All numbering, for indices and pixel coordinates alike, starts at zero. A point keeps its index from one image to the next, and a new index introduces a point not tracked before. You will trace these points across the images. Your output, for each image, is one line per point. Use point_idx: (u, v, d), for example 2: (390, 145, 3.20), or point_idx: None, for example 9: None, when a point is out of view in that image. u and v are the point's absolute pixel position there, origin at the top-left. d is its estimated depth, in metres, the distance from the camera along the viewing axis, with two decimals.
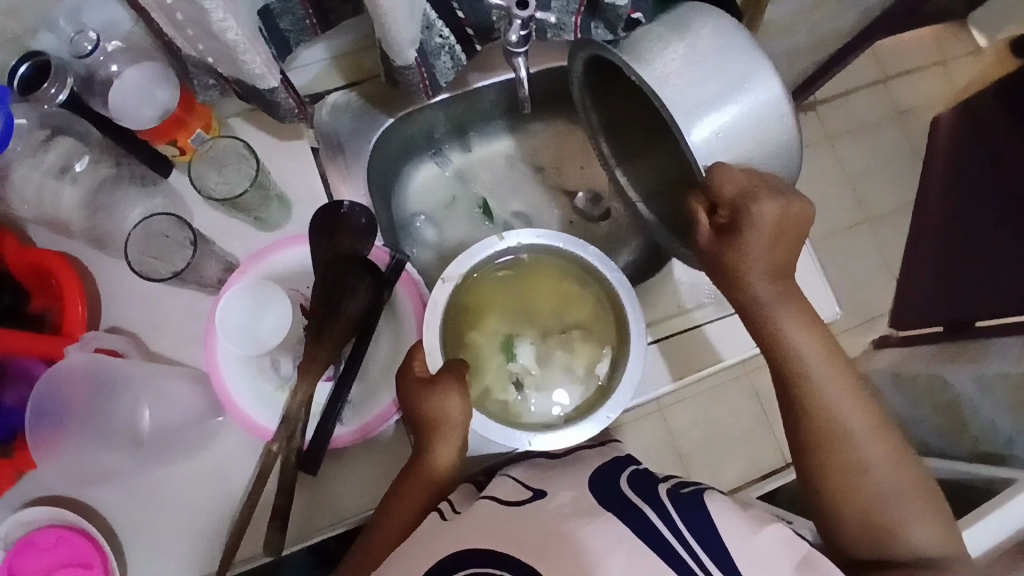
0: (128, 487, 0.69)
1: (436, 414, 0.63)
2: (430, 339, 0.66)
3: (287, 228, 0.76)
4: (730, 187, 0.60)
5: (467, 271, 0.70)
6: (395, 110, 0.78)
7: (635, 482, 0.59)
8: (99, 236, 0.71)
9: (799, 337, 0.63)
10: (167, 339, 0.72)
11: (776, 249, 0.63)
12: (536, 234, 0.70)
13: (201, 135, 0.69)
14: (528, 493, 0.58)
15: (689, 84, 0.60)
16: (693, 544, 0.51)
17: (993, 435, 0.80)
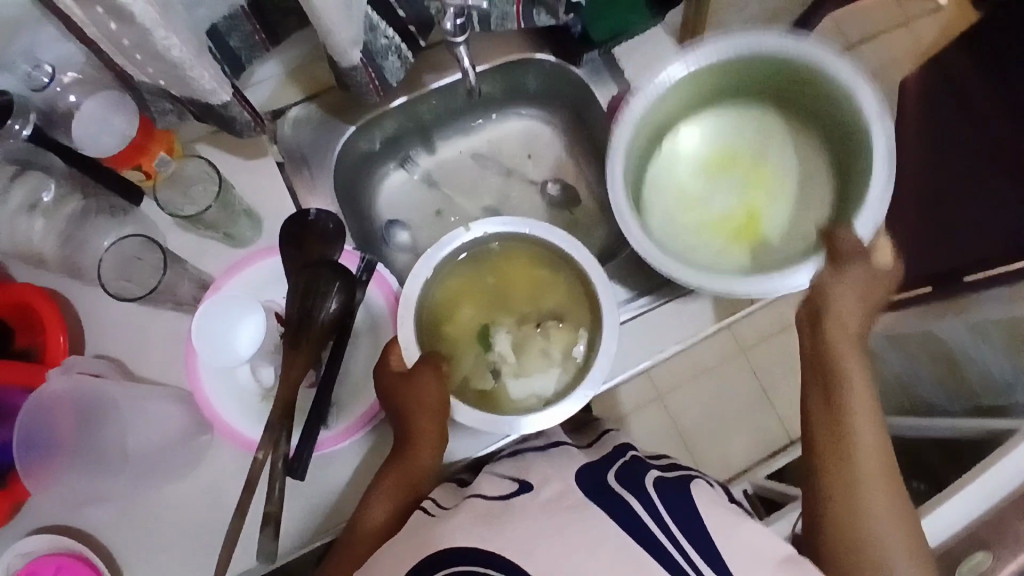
0: (121, 510, 0.70)
1: (413, 408, 0.64)
2: (405, 332, 0.67)
3: (257, 243, 0.76)
4: (857, 244, 0.69)
5: (436, 264, 0.69)
6: (354, 118, 0.82)
7: (624, 473, 0.60)
8: (75, 265, 0.73)
9: (858, 375, 0.69)
10: (148, 361, 0.73)
11: (862, 304, 0.71)
12: (503, 221, 0.70)
13: (165, 158, 0.71)
14: (514, 487, 0.59)
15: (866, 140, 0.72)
16: (678, 535, 0.52)
17: (991, 377, 0.98)
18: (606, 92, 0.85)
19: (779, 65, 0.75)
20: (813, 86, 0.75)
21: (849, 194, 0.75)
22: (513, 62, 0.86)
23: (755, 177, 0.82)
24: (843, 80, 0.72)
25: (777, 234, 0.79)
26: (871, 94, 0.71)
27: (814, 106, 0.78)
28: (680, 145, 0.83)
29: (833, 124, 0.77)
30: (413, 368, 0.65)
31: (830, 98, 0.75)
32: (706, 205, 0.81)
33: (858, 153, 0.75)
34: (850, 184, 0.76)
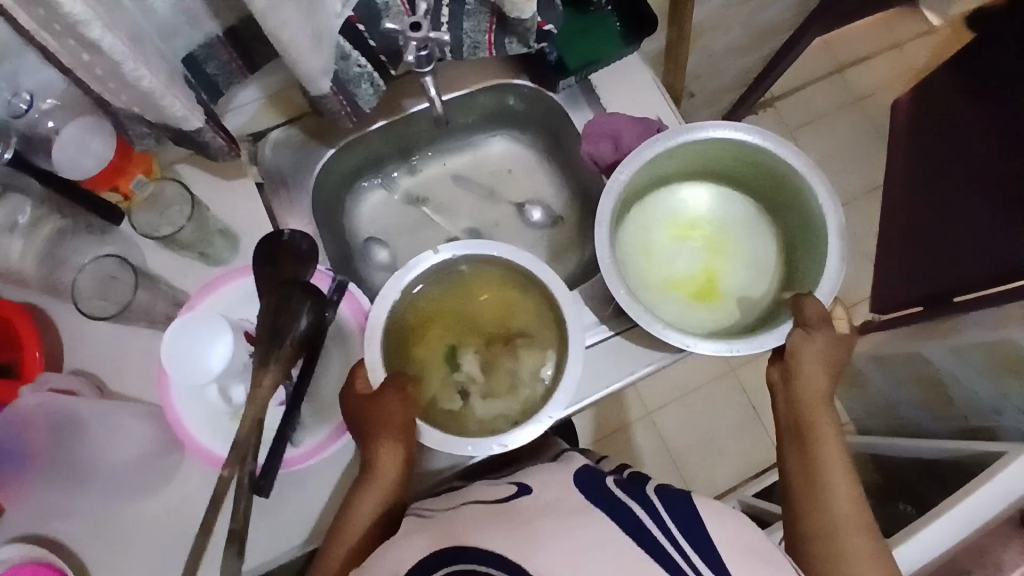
0: (90, 526, 0.70)
1: (379, 432, 0.65)
2: (371, 353, 0.67)
3: (231, 262, 0.78)
4: (822, 312, 0.70)
5: (405, 287, 0.70)
6: (333, 141, 0.84)
7: (621, 482, 0.64)
8: (56, 283, 0.75)
9: (828, 433, 0.70)
10: (123, 377, 0.74)
11: (830, 360, 0.71)
12: (468, 244, 0.70)
13: (142, 180, 0.73)
14: (512, 489, 0.63)
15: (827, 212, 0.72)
16: (678, 538, 0.55)
17: (976, 398, 1.07)
18: (581, 117, 0.87)
19: (746, 151, 0.76)
20: (776, 172, 0.76)
21: (797, 278, 0.78)
22: (490, 87, 0.87)
23: (716, 241, 0.84)
24: (804, 173, 0.73)
25: (733, 298, 0.81)
26: (828, 189, 0.72)
27: (774, 190, 0.80)
28: (648, 207, 0.83)
29: (792, 207, 0.79)
30: (379, 389, 0.66)
31: (790, 185, 0.76)
32: (669, 265, 0.82)
33: (810, 239, 0.77)
34: (799, 270, 0.78)
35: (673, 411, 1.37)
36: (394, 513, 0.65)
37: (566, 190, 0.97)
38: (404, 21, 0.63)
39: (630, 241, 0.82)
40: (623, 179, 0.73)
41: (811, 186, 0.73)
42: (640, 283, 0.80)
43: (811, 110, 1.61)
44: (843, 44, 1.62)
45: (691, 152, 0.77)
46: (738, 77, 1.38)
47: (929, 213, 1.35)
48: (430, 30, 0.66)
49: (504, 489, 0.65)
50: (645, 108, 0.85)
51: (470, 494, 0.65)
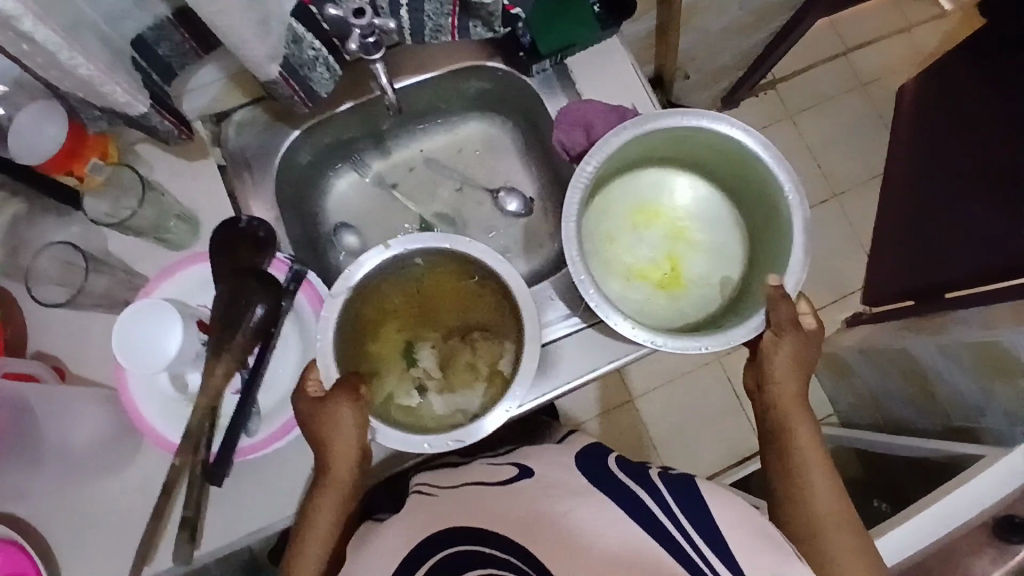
0: (48, 507, 0.71)
1: (330, 428, 0.65)
2: (322, 349, 0.66)
3: (191, 246, 0.77)
4: (795, 314, 0.67)
5: (358, 281, 0.68)
6: (299, 123, 0.82)
7: (627, 468, 0.64)
8: (16, 265, 0.75)
9: (803, 431, 0.69)
10: (81, 361, 0.75)
11: (800, 356, 0.70)
12: (422, 237, 0.69)
13: (98, 163, 0.71)
14: (513, 473, 0.66)
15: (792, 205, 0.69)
16: (685, 523, 0.55)
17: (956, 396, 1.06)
18: (555, 103, 0.83)
19: (713, 139, 0.72)
20: (742, 162, 0.73)
21: (759, 271, 0.76)
22: (461, 70, 0.84)
23: (679, 227, 0.81)
24: (769, 165, 0.70)
25: (695, 285, 0.80)
26: (794, 182, 0.69)
27: (739, 179, 0.77)
28: (615, 191, 0.80)
29: (757, 199, 0.76)
30: (330, 389, 0.65)
31: (756, 177, 0.73)
32: (631, 253, 0.80)
33: (773, 231, 0.74)
34: (761, 262, 0.76)
35: (655, 399, 1.36)
36: (351, 499, 0.67)
37: (540, 178, 0.94)
38: (346, 6, 0.61)
39: (594, 226, 0.80)
40: (588, 169, 0.69)
41: (777, 178, 0.70)
42: (601, 271, 0.79)
43: (815, 93, 1.55)
44: (849, 26, 1.55)
45: (660, 140, 0.74)
46: (736, 58, 1.33)
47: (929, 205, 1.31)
48: (375, 16, 0.62)
49: (504, 472, 0.67)
50: (622, 95, 0.82)
51: (475, 477, 0.67)
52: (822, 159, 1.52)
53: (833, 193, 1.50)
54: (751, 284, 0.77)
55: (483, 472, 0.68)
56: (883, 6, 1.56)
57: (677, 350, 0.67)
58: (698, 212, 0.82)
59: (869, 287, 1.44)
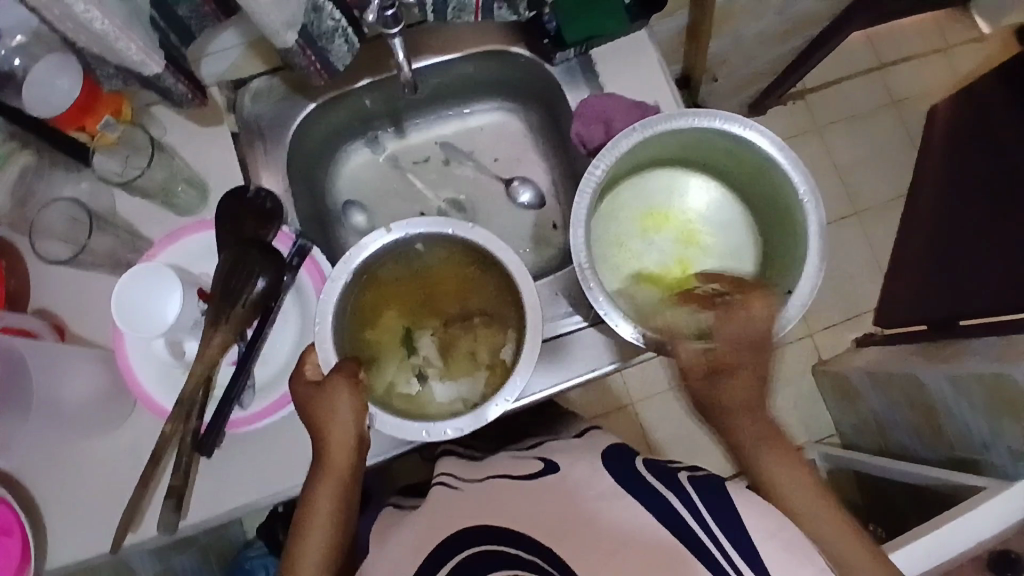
0: (38, 460, 0.72)
1: (328, 411, 0.63)
2: (320, 331, 0.65)
3: (200, 213, 0.76)
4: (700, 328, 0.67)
5: (358, 264, 0.67)
6: (315, 96, 0.81)
7: (657, 470, 0.62)
8: (25, 218, 0.75)
9: (786, 475, 0.68)
10: (84, 321, 0.74)
11: (751, 400, 0.68)
12: (424, 221, 0.67)
13: (110, 121, 0.70)
14: (541, 468, 0.66)
15: (810, 212, 0.67)
16: (715, 530, 0.53)
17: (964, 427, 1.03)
18: (577, 95, 0.82)
19: (726, 142, 0.70)
20: (756, 165, 0.71)
21: (772, 277, 0.74)
22: (484, 54, 0.83)
23: (691, 231, 0.80)
24: (785, 169, 0.67)
25: None
26: (810, 187, 0.67)
27: (753, 183, 0.74)
28: (626, 193, 0.79)
29: (770, 203, 0.74)
30: (327, 375, 0.64)
31: (770, 181, 0.71)
32: (641, 258, 0.79)
33: (787, 237, 0.72)
34: (775, 268, 0.74)
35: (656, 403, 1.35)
36: (350, 484, 0.66)
37: (555, 171, 0.93)
38: None
39: (604, 229, 0.78)
40: (597, 173, 0.68)
41: (794, 184, 0.67)
42: (610, 275, 0.77)
43: (846, 106, 1.51)
44: (885, 41, 1.52)
45: (678, 139, 0.72)
46: (767, 64, 1.30)
47: (951, 230, 1.28)
48: None
49: (532, 465, 0.67)
50: (646, 92, 0.80)
51: (505, 467, 0.68)
52: (846, 175, 1.49)
53: (855, 210, 1.47)
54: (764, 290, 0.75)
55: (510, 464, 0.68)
56: (922, 24, 1.53)
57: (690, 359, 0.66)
58: (710, 217, 0.80)
59: (883, 309, 1.41)
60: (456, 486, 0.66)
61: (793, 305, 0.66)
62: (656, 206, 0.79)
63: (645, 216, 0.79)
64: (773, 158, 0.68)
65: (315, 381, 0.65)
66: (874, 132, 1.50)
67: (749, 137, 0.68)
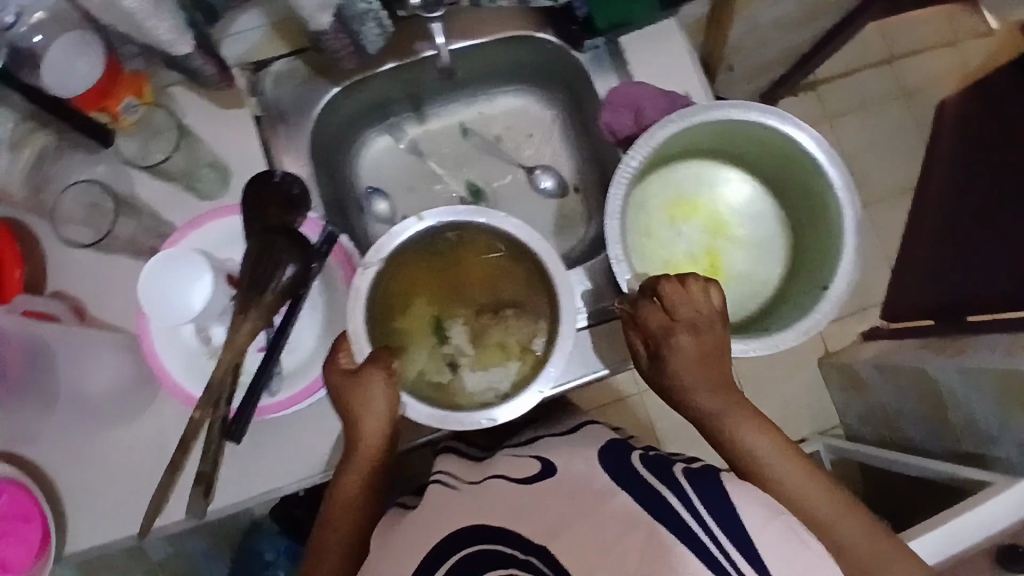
0: (59, 448, 0.70)
1: (361, 399, 0.63)
2: (353, 322, 0.64)
3: (223, 198, 0.75)
4: (660, 318, 0.64)
5: (390, 252, 0.66)
6: (338, 80, 0.79)
7: (651, 461, 0.62)
8: (39, 201, 0.73)
9: (786, 468, 0.63)
10: (106, 307, 0.73)
11: (716, 382, 0.65)
12: (456, 210, 0.66)
13: (132, 103, 0.68)
14: (537, 468, 0.64)
15: (847, 210, 0.67)
16: (710, 523, 0.53)
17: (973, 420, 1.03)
18: (605, 83, 0.81)
19: (761, 134, 0.70)
20: (790, 158, 0.70)
21: (804, 270, 0.74)
22: (509, 40, 0.82)
23: (719, 222, 0.79)
24: (821, 162, 0.67)
25: (734, 281, 0.78)
26: (845, 182, 0.67)
27: (785, 175, 0.74)
28: (657, 183, 0.78)
29: (802, 195, 0.74)
30: (362, 365, 0.63)
31: (805, 174, 0.71)
32: (671, 248, 0.78)
33: (820, 230, 0.72)
34: (806, 261, 0.74)
35: None
36: (379, 472, 0.66)
37: (578, 159, 0.92)
38: None
39: (637, 218, 0.78)
40: (632, 164, 0.67)
41: (832, 181, 0.67)
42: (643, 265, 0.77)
43: (858, 98, 1.51)
44: (898, 33, 1.52)
45: (715, 130, 0.71)
46: (783, 53, 1.29)
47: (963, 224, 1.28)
48: None
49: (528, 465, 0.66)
50: (675, 80, 0.79)
51: (499, 465, 0.67)
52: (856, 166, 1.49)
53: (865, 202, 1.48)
54: (794, 283, 0.75)
55: (509, 461, 0.67)
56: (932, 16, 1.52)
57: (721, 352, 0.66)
58: (738, 205, 0.80)
59: (890, 301, 1.42)
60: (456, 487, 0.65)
61: (827, 300, 0.66)
62: (687, 196, 0.79)
63: (676, 206, 0.79)
64: (812, 155, 0.67)
65: (349, 371, 0.64)
66: (883, 124, 1.50)
67: (790, 131, 0.67)
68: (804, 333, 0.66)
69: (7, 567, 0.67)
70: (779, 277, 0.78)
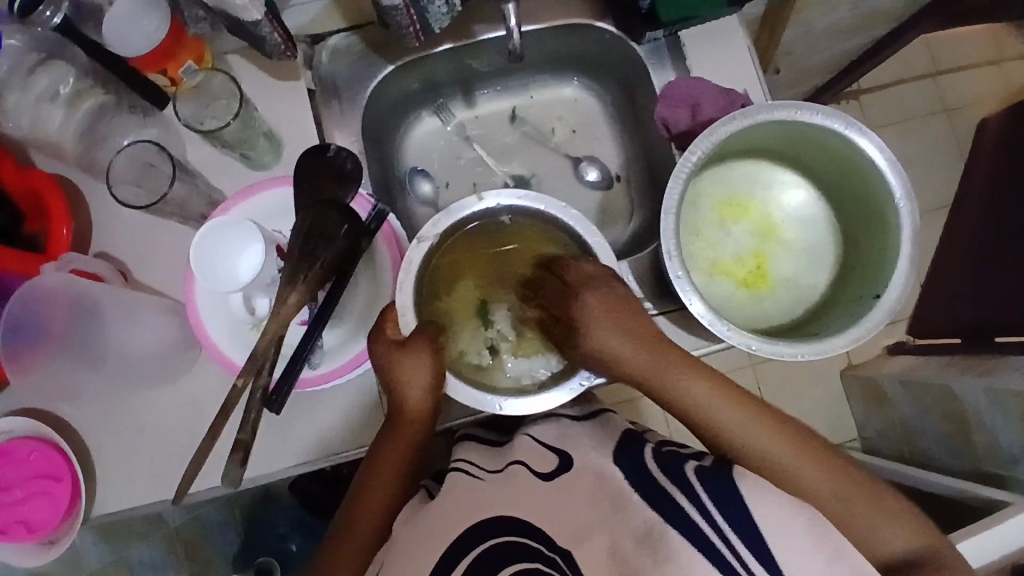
0: (96, 409, 0.70)
1: (407, 372, 0.63)
2: (403, 297, 0.64)
3: (274, 169, 0.74)
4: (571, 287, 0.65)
5: (444, 230, 0.66)
6: (394, 57, 0.79)
7: (664, 457, 0.59)
8: (90, 161, 0.72)
9: (743, 425, 0.61)
10: (152, 272, 0.72)
11: (647, 348, 0.63)
12: (517, 194, 0.65)
13: (191, 67, 0.68)
14: (555, 460, 0.61)
15: (907, 219, 0.65)
16: (724, 527, 0.52)
17: (998, 446, 0.97)
18: (662, 76, 0.80)
19: (820, 137, 0.69)
20: (849, 162, 0.69)
21: (854, 278, 0.73)
22: (567, 28, 0.81)
23: (769, 224, 0.79)
24: (882, 168, 0.66)
25: (781, 285, 0.78)
26: (906, 190, 0.65)
27: (841, 180, 0.73)
28: (709, 180, 0.78)
29: (858, 202, 0.73)
30: (409, 337, 0.64)
31: (864, 180, 0.69)
32: (718, 247, 0.78)
33: (875, 238, 0.71)
34: (857, 270, 0.73)
35: None
36: (415, 453, 0.65)
37: (625, 153, 0.91)
38: None
39: (688, 213, 0.78)
40: (691, 159, 0.66)
41: (892, 187, 0.66)
42: (693, 262, 0.77)
43: (899, 110, 1.49)
44: (943, 47, 1.49)
45: (776, 130, 0.70)
46: (830, 59, 1.26)
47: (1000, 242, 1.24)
48: None
49: (548, 461, 0.61)
50: (735, 79, 0.78)
51: (521, 452, 0.63)
52: None
53: None
54: (843, 292, 0.74)
55: (528, 448, 0.63)
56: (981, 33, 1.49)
57: (770, 355, 0.65)
58: (786, 207, 0.79)
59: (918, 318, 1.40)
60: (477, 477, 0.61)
61: (880, 309, 0.65)
62: (739, 197, 0.78)
63: (729, 206, 0.78)
64: (873, 161, 0.66)
65: (396, 342, 0.64)
66: (923, 139, 1.48)
67: (856, 137, 0.66)
68: (854, 342, 0.64)
69: (35, 528, 0.68)
70: (825, 283, 0.77)
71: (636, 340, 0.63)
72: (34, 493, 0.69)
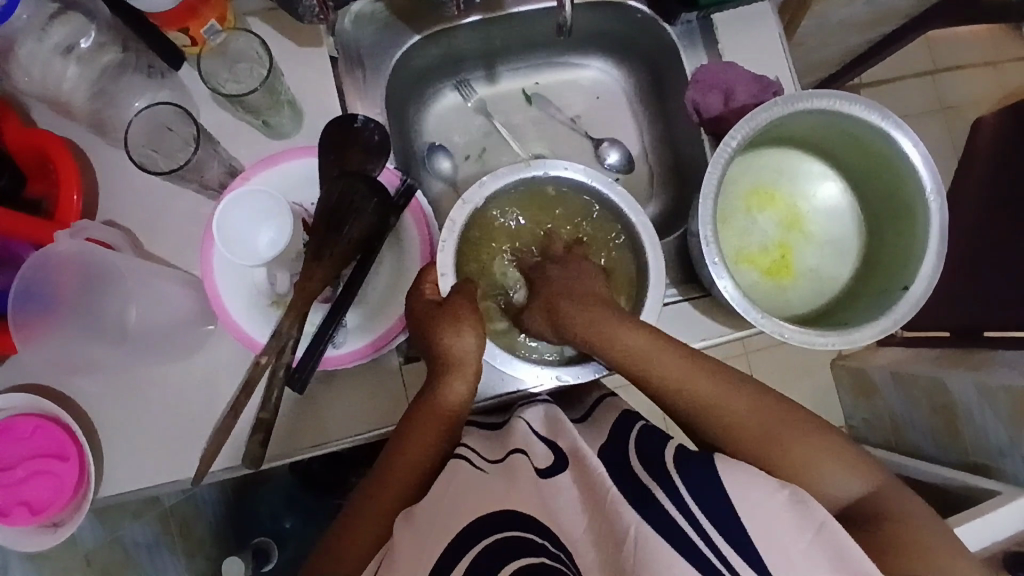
0: (107, 382, 0.67)
1: (449, 332, 0.63)
2: (444, 257, 0.65)
3: (296, 138, 0.71)
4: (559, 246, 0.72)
5: (489, 193, 0.67)
6: (422, 28, 0.77)
7: (644, 448, 0.59)
8: (100, 121, 0.68)
9: (685, 376, 0.62)
10: (165, 242, 0.69)
11: (589, 301, 0.64)
12: (566, 165, 0.67)
13: (215, 27, 0.65)
14: (551, 457, 0.58)
15: (938, 213, 0.66)
16: (705, 524, 0.52)
17: (985, 442, 0.93)
18: (694, 60, 0.79)
19: (854, 128, 0.69)
20: (882, 157, 0.70)
21: (877, 272, 0.74)
22: (599, 5, 0.79)
23: (795, 216, 0.79)
24: (915, 163, 0.66)
25: (806, 277, 0.78)
26: (936, 185, 0.66)
27: (872, 173, 0.74)
28: (738, 169, 0.77)
29: (886, 198, 0.74)
30: (448, 298, 0.65)
31: (893, 174, 0.70)
32: (746, 237, 0.77)
33: (901, 233, 0.72)
34: (881, 263, 0.74)
35: None
36: (441, 444, 0.63)
37: (650, 135, 0.90)
38: None
39: (723, 200, 0.77)
40: (732, 144, 0.65)
41: (925, 181, 0.66)
42: (728, 252, 0.77)
43: (903, 105, 1.46)
44: (945, 45, 1.48)
45: (813, 119, 0.70)
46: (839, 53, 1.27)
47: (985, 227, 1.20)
48: None
49: (540, 454, 0.58)
50: (767, 64, 0.77)
51: (515, 439, 0.60)
52: None
53: None
54: (866, 286, 0.75)
55: (522, 436, 0.60)
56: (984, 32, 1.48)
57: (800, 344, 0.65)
58: (811, 201, 0.80)
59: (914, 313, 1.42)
60: (481, 469, 0.58)
61: (907, 301, 0.66)
62: (769, 186, 0.78)
63: (764, 196, 0.78)
64: (907, 157, 0.66)
65: (435, 302, 0.65)
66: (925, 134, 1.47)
67: (896, 129, 0.65)
68: (883, 331, 0.65)
69: (38, 509, 0.64)
70: (846, 277, 0.78)
71: (582, 297, 0.65)
72: (34, 473, 0.64)
